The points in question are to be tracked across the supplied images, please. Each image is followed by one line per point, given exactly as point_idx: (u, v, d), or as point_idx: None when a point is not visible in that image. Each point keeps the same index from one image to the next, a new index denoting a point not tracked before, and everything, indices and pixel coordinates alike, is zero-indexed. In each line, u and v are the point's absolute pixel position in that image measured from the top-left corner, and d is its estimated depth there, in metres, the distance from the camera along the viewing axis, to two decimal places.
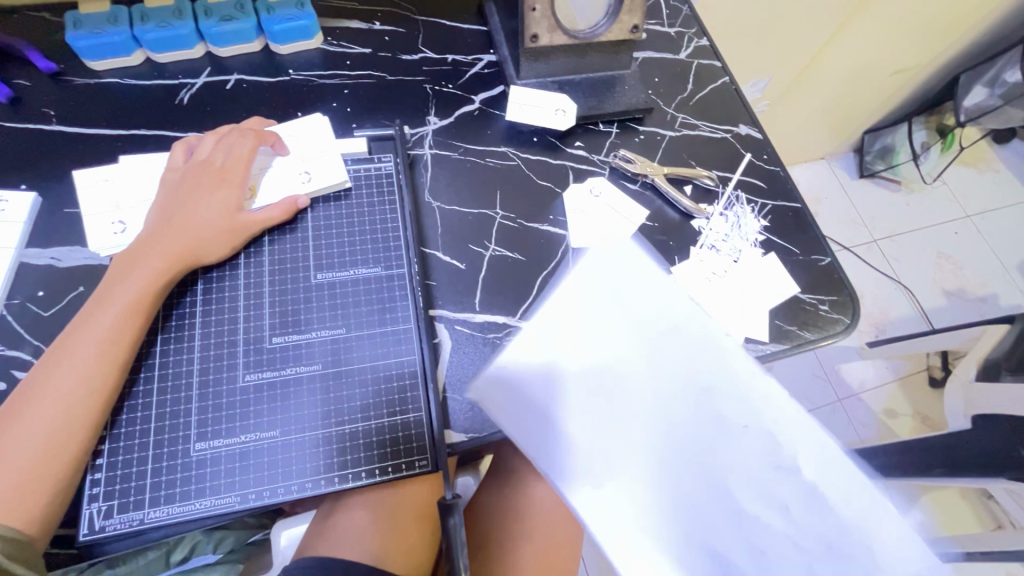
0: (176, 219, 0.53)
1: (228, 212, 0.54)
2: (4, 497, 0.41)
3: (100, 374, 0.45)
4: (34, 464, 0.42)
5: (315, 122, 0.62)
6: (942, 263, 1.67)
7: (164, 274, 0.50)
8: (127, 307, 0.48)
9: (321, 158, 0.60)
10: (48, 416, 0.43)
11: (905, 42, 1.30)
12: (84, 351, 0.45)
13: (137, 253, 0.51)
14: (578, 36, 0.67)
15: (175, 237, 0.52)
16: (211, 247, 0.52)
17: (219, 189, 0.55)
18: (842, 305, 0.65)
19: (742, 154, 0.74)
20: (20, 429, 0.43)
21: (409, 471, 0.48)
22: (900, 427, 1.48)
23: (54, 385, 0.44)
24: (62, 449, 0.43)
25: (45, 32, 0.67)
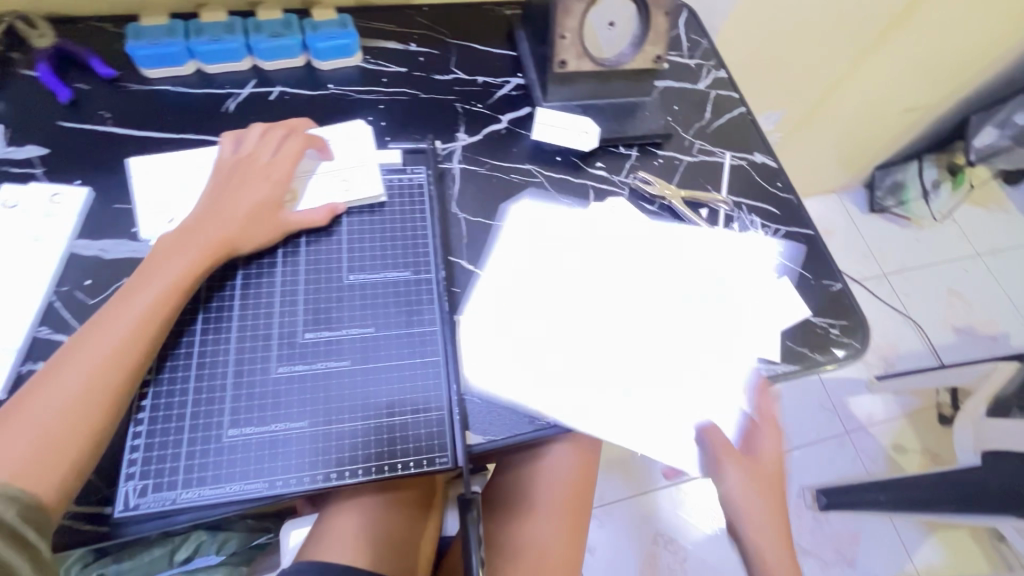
0: (221, 209, 0.56)
1: (271, 208, 0.57)
2: (25, 463, 0.42)
3: (130, 352, 0.47)
4: (60, 435, 0.44)
5: (356, 128, 0.66)
6: (952, 301, 1.68)
7: (202, 261, 0.53)
8: (165, 291, 0.50)
9: (359, 169, 0.63)
10: (78, 381, 0.45)
11: (914, 84, 1.35)
12: (117, 330, 0.48)
13: (178, 240, 0.53)
14: (603, 63, 0.71)
15: (218, 225, 0.55)
16: (250, 239, 0.56)
17: (263, 184, 0.58)
18: (851, 329, 0.67)
19: (758, 182, 0.76)
20: (51, 392, 0.45)
21: (429, 466, 0.50)
22: (907, 463, 1.49)
23: (84, 360, 0.46)
24: (85, 422, 0.45)
25: (106, 42, 0.72)
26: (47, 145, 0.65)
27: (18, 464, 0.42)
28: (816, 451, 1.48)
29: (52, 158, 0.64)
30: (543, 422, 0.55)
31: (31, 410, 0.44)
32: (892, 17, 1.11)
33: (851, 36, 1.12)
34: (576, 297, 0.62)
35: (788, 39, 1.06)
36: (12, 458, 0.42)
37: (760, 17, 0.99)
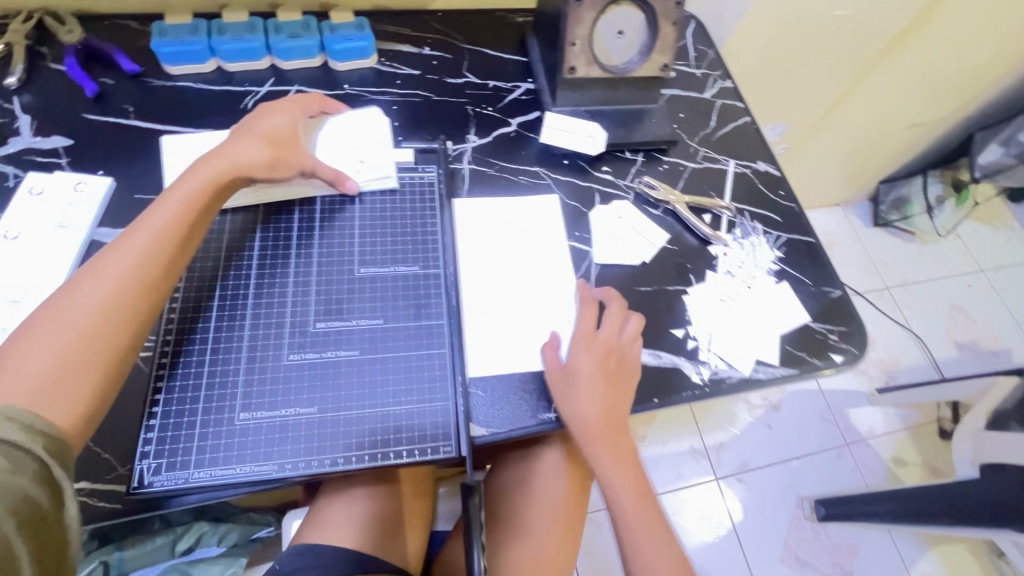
0: (235, 137, 0.58)
1: (286, 134, 0.60)
2: (40, 381, 0.42)
3: (138, 283, 0.48)
4: (72, 356, 0.44)
5: (374, 117, 0.68)
6: (954, 316, 1.69)
7: (212, 183, 0.54)
8: (173, 220, 0.51)
9: (375, 151, 0.66)
10: (96, 295, 0.46)
11: (919, 100, 1.36)
12: (125, 258, 0.48)
13: (186, 172, 0.55)
14: (612, 70, 0.73)
15: (233, 147, 0.56)
16: (260, 152, 0.57)
17: (279, 116, 0.60)
18: (850, 335, 0.69)
19: (760, 189, 0.78)
20: (71, 304, 0.46)
21: (434, 455, 0.51)
22: (907, 476, 1.49)
23: (97, 285, 0.47)
24: (97, 345, 0.45)
25: (131, 39, 0.75)
26: (72, 136, 0.67)
27: (30, 384, 0.42)
28: (815, 461, 1.48)
29: (76, 148, 0.66)
30: (544, 416, 0.57)
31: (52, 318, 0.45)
32: (897, 33, 1.13)
33: (857, 51, 1.14)
34: (580, 290, 0.63)
35: (794, 52, 1.08)
36: (25, 379, 0.42)
37: (767, 29, 1.01)
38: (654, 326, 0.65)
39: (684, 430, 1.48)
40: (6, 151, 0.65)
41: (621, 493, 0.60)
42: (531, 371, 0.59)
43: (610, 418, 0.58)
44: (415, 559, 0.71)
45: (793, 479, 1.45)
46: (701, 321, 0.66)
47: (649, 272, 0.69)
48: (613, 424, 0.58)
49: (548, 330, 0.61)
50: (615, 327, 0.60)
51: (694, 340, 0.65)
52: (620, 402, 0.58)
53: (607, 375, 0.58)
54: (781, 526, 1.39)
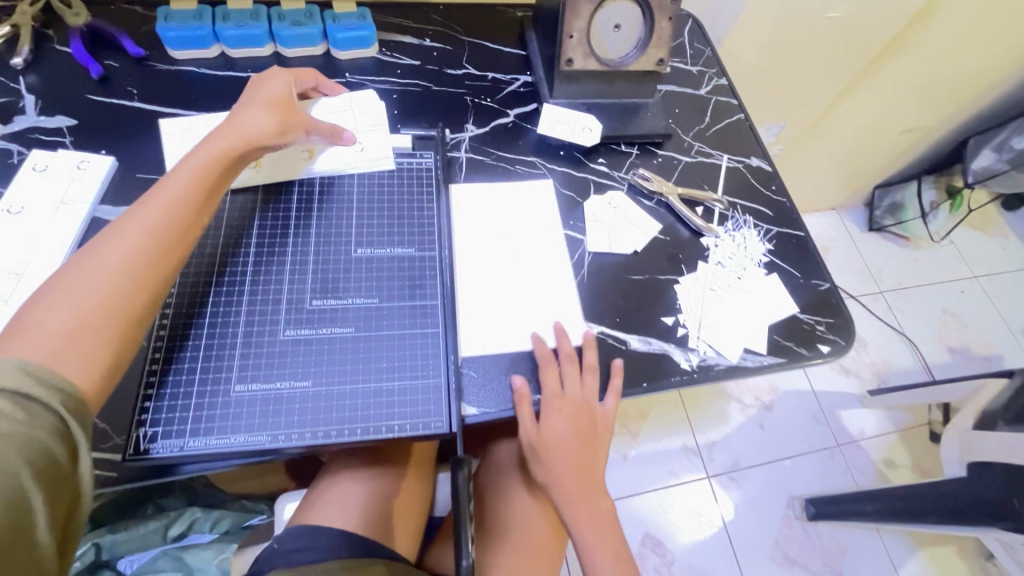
0: (238, 107, 0.59)
1: (285, 100, 0.60)
2: (59, 342, 0.42)
3: (152, 251, 0.48)
4: (88, 318, 0.44)
5: (364, 96, 0.69)
6: (947, 321, 1.71)
7: (224, 154, 0.55)
8: (184, 190, 0.52)
9: (372, 132, 0.68)
10: (113, 260, 0.47)
11: (913, 105, 1.38)
12: (138, 226, 0.49)
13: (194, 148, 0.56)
14: (608, 64, 0.75)
15: (240, 117, 0.57)
16: (264, 118, 0.58)
17: (273, 82, 0.61)
18: (837, 327, 0.70)
19: (752, 184, 0.80)
20: (88, 268, 0.46)
21: (425, 430, 0.52)
22: (898, 477, 1.50)
23: (113, 251, 0.47)
24: (113, 307, 0.45)
25: (137, 23, 0.76)
26: (76, 116, 0.68)
27: (49, 344, 0.42)
28: (806, 461, 1.49)
29: (80, 128, 0.67)
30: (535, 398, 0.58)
31: (71, 284, 0.45)
32: (891, 37, 1.15)
33: (852, 55, 1.16)
34: (538, 346, 0.60)
35: (790, 53, 1.10)
36: (45, 339, 0.42)
37: (763, 30, 1.02)
38: (645, 314, 0.66)
39: (677, 428, 1.49)
40: (10, 129, 0.66)
41: (594, 551, 0.61)
42: (522, 353, 0.60)
43: (581, 471, 0.61)
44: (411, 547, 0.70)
45: (784, 478, 1.46)
46: (691, 310, 0.67)
47: (641, 261, 0.70)
48: (585, 477, 0.62)
49: (511, 375, 0.58)
50: (577, 385, 0.60)
51: (684, 328, 0.66)
52: (590, 453, 0.62)
53: (579, 436, 0.61)
54: (772, 526, 1.40)
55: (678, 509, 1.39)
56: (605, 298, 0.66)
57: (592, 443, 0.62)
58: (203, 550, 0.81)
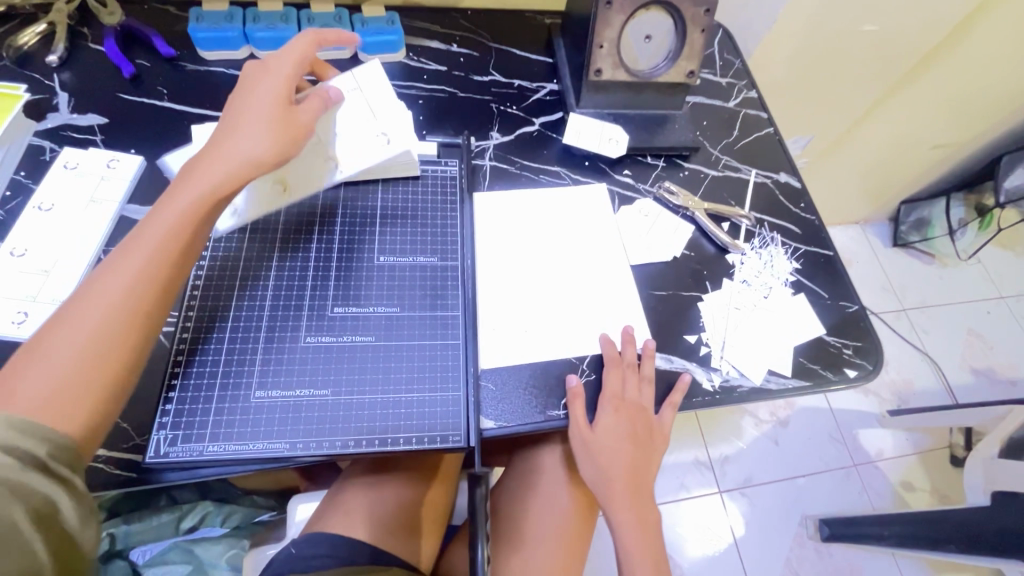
0: (232, 119, 0.54)
1: (281, 105, 0.55)
2: (44, 396, 0.42)
3: (141, 289, 0.47)
4: (75, 367, 0.43)
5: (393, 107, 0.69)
6: (971, 341, 1.66)
7: (215, 182, 0.51)
8: (174, 224, 0.49)
9: (395, 117, 0.63)
10: (101, 305, 0.46)
11: (944, 122, 1.35)
12: (130, 265, 0.47)
13: (186, 170, 0.52)
14: (637, 75, 0.74)
15: (235, 136, 0.53)
16: (258, 134, 0.53)
17: (269, 83, 0.56)
18: (865, 351, 0.68)
19: (780, 200, 0.78)
20: (79, 314, 0.45)
21: (443, 443, 0.52)
22: (915, 500, 1.46)
23: (101, 295, 0.46)
24: (100, 354, 0.44)
25: (168, 23, 0.76)
26: (107, 114, 0.69)
27: (39, 395, 0.42)
28: (821, 480, 1.46)
29: (110, 126, 0.68)
30: (553, 413, 0.58)
31: (61, 332, 0.44)
32: (926, 52, 1.12)
33: (885, 69, 1.13)
34: (606, 347, 0.61)
35: (821, 65, 1.08)
36: (36, 388, 0.42)
37: (794, 42, 1.00)
38: (668, 331, 0.65)
39: (689, 441, 1.47)
40: (43, 126, 0.67)
41: (634, 560, 0.60)
42: (542, 367, 0.59)
43: (633, 476, 0.61)
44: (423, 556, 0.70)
45: (798, 496, 1.43)
46: (715, 328, 0.66)
47: (665, 276, 0.69)
48: (635, 483, 0.61)
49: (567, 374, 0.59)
50: (637, 391, 0.60)
51: (707, 347, 0.65)
52: (644, 461, 0.61)
53: (634, 438, 0.60)
54: (784, 543, 1.38)
55: (687, 522, 1.38)
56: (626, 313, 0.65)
57: (646, 450, 0.62)
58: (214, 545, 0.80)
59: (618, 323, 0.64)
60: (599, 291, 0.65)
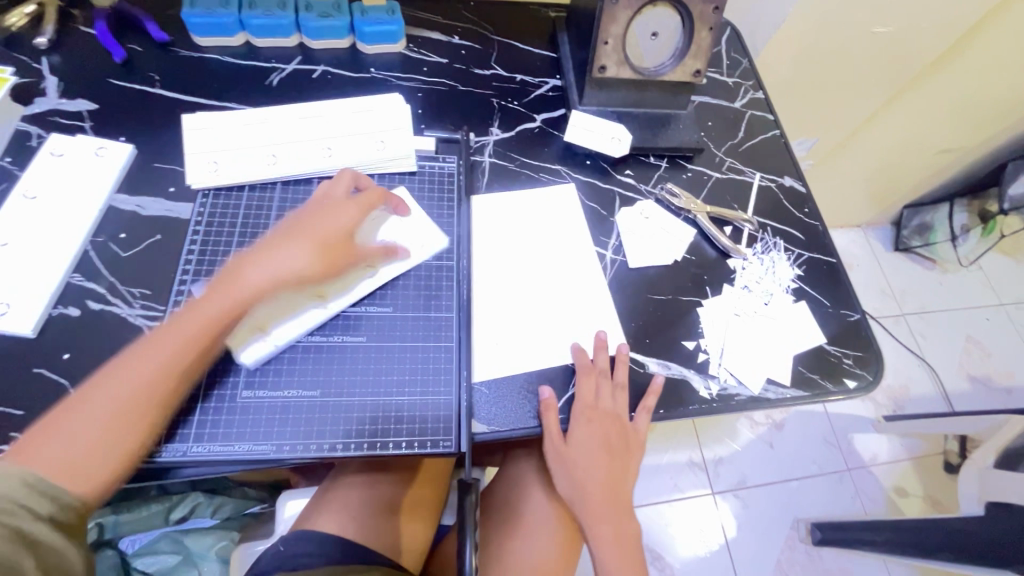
0: (293, 233, 0.53)
1: (344, 237, 0.55)
2: (71, 459, 0.43)
3: (177, 368, 0.47)
4: (98, 442, 0.44)
5: (392, 100, 0.68)
6: (969, 348, 1.66)
7: (259, 290, 0.51)
8: (208, 318, 0.49)
9: (397, 130, 0.66)
10: (138, 377, 0.46)
11: (949, 127, 1.33)
12: (163, 346, 0.47)
13: (235, 270, 0.51)
14: (642, 72, 0.72)
15: (285, 249, 0.52)
16: (314, 261, 0.52)
17: (342, 209, 0.56)
18: (865, 361, 0.67)
19: (784, 205, 0.76)
20: (116, 383, 0.46)
21: (433, 448, 0.51)
22: (908, 507, 1.46)
23: (142, 368, 0.46)
24: (122, 433, 0.45)
25: (163, 7, 0.74)
26: (97, 101, 0.67)
27: (61, 465, 0.43)
28: (815, 484, 1.46)
29: (100, 112, 0.66)
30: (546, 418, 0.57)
31: (99, 399, 0.45)
32: (935, 56, 1.10)
33: (895, 72, 1.11)
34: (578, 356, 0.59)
35: (830, 66, 1.06)
36: (62, 453, 0.43)
37: (803, 43, 0.98)
38: (666, 337, 0.64)
39: (684, 441, 1.46)
40: (30, 111, 0.65)
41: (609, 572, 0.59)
42: (536, 371, 0.59)
43: (611, 485, 0.60)
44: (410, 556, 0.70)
45: (791, 499, 1.43)
46: (714, 335, 0.65)
47: (664, 280, 0.68)
48: (613, 491, 0.60)
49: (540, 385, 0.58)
50: (610, 399, 0.59)
51: (705, 353, 0.64)
52: (619, 469, 0.60)
53: (609, 447, 0.59)
54: (776, 544, 1.38)
55: (680, 522, 1.38)
56: (624, 318, 0.64)
57: (623, 461, 0.60)
58: (203, 537, 0.78)
59: (613, 328, 0.63)
60: (595, 295, 0.64)
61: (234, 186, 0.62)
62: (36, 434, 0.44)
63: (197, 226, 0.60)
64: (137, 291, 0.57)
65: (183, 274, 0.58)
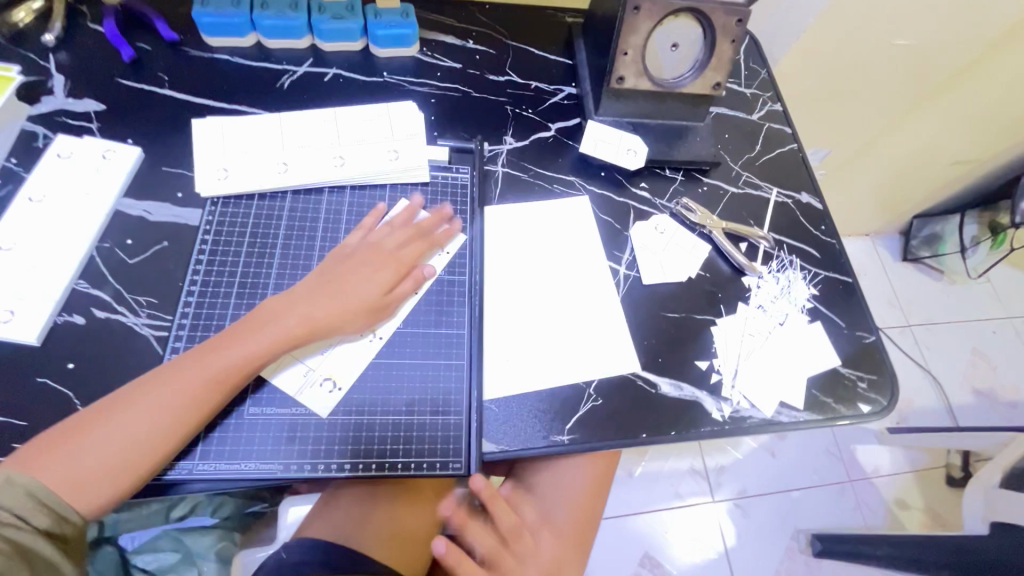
0: (328, 291, 0.55)
1: (378, 298, 0.56)
2: (85, 474, 0.45)
3: (202, 398, 0.49)
4: (111, 466, 0.45)
5: (404, 108, 0.68)
6: (975, 361, 1.64)
7: (288, 342, 0.52)
8: (235, 364, 0.50)
9: (410, 140, 0.67)
10: (167, 402, 0.48)
11: (966, 136, 1.30)
12: (186, 382, 0.48)
13: (267, 317, 0.53)
14: (661, 84, 0.71)
15: (325, 305, 0.54)
16: (346, 325, 0.55)
17: (385, 270, 0.58)
18: (880, 385, 0.66)
19: (801, 221, 0.75)
20: (145, 404, 0.47)
21: (442, 470, 0.52)
22: (909, 521, 1.45)
23: (173, 392, 0.48)
24: (139, 456, 0.46)
25: (172, 5, 0.73)
26: (104, 101, 0.66)
27: (72, 480, 0.44)
28: (816, 494, 1.45)
29: (107, 113, 0.65)
30: (556, 439, 0.56)
31: (125, 416, 0.47)
32: (957, 70, 1.09)
33: (913, 83, 1.09)
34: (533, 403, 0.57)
35: (848, 76, 1.04)
36: (74, 470, 0.44)
37: (821, 54, 0.97)
38: (680, 356, 0.63)
39: (686, 449, 1.46)
40: (37, 111, 0.64)
41: None
42: (546, 391, 0.58)
43: None
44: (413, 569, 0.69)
45: (792, 508, 1.42)
46: (727, 355, 0.64)
47: (678, 297, 0.66)
48: None
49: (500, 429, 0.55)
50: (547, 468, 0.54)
51: (719, 374, 0.63)
52: None
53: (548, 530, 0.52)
54: (775, 554, 1.37)
55: (679, 530, 1.37)
56: (637, 336, 0.63)
57: None
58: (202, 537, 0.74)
59: (626, 346, 0.62)
60: (607, 312, 0.64)
61: (243, 195, 0.61)
62: (50, 441, 0.45)
63: (206, 233, 0.59)
64: (143, 299, 0.56)
65: (191, 282, 0.57)
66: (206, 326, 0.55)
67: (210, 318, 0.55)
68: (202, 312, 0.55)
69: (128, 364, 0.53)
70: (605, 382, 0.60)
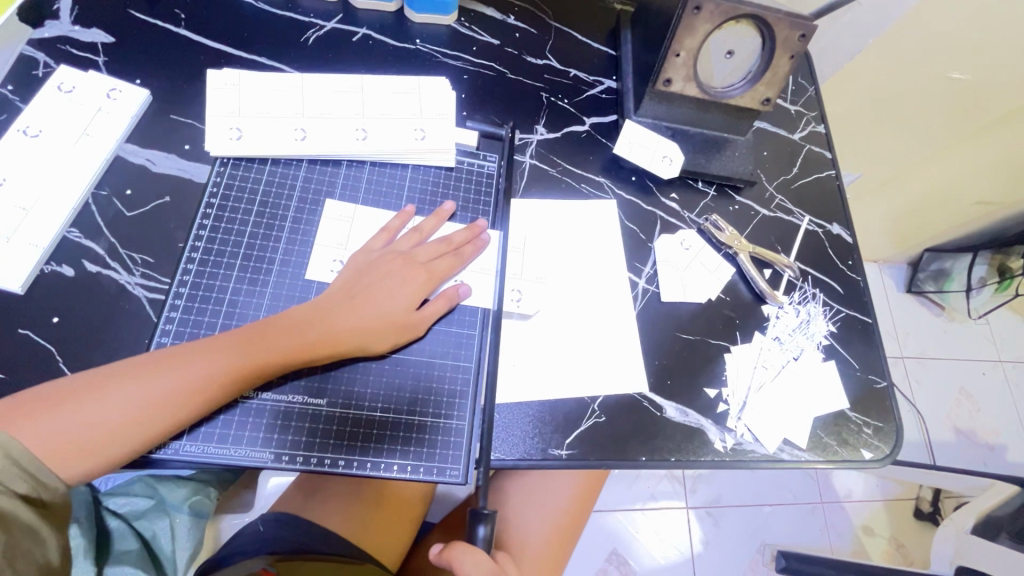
0: (351, 301, 0.52)
1: (408, 312, 0.54)
2: (62, 443, 0.42)
3: (191, 395, 0.45)
4: (94, 440, 0.43)
5: (435, 85, 0.65)
6: (960, 401, 1.58)
7: (300, 355, 0.49)
8: (235, 374, 0.47)
9: (438, 121, 0.63)
10: (156, 391, 0.44)
11: (1002, 181, 1.25)
12: (181, 374, 0.45)
13: (277, 330, 0.49)
14: (710, 92, 0.67)
15: (347, 320, 0.51)
16: (371, 341, 0.52)
17: (412, 285, 0.55)
18: (885, 433, 0.64)
19: (829, 253, 0.72)
20: (134, 387, 0.44)
21: (439, 476, 0.51)
22: (874, 548, 1.39)
23: (164, 382, 0.45)
24: (119, 437, 0.43)
25: None
26: (114, 33, 0.61)
27: (52, 446, 0.42)
28: (785, 513, 1.38)
29: (116, 46, 0.60)
30: (554, 453, 0.54)
31: (115, 392, 0.44)
32: (1008, 110, 1.03)
33: (957, 121, 1.05)
34: (520, 415, 0.55)
35: (894, 100, 1.00)
36: (56, 435, 0.42)
37: (869, 72, 0.94)
38: (690, 381, 0.61)
39: None
40: (39, 35, 0.59)
41: None
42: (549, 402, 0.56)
43: None
44: (393, 563, 0.68)
45: (762, 524, 1.36)
46: (736, 385, 0.62)
47: (695, 320, 0.64)
48: None
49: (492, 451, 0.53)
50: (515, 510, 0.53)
51: (725, 404, 0.61)
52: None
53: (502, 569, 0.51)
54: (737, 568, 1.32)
55: (647, 529, 1.32)
56: (648, 354, 0.61)
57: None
58: (178, 486, 0.62)
59: (634, 364, 0.60)
60: (619, 327, 0.61)
61: (255, 158, 0.58)
62: (45, 398, 0.43)
63: (212, 195, 0.55)
64: (138, 257, 0.53)
65: (193, 248, 0.53)
66: (204, 298, 0.52)
67: (209, 289, 0.52)
68: (202, 282, 0.52)
69: (119, 324, 0.50)
70: (610, 401, 0.57)
